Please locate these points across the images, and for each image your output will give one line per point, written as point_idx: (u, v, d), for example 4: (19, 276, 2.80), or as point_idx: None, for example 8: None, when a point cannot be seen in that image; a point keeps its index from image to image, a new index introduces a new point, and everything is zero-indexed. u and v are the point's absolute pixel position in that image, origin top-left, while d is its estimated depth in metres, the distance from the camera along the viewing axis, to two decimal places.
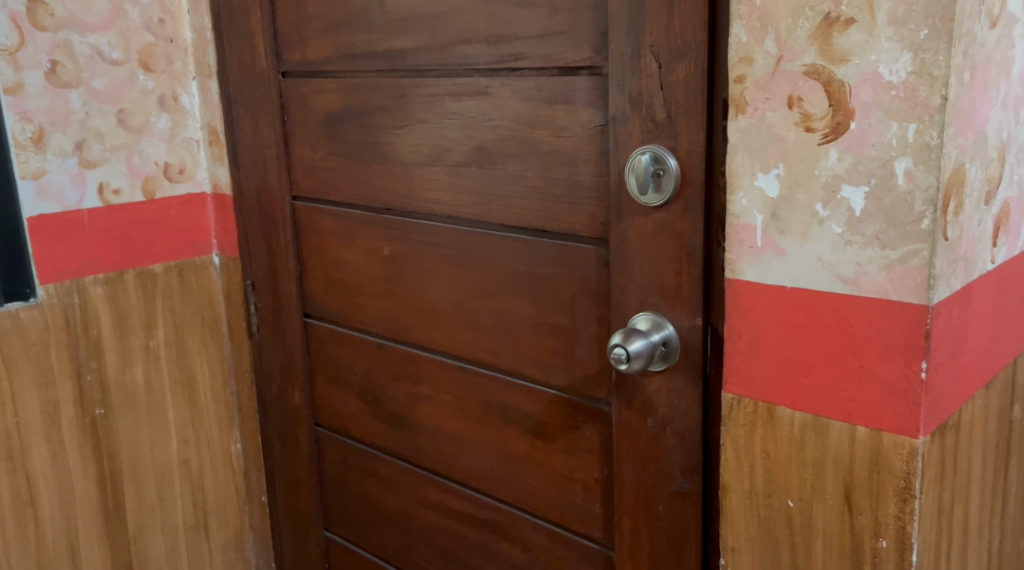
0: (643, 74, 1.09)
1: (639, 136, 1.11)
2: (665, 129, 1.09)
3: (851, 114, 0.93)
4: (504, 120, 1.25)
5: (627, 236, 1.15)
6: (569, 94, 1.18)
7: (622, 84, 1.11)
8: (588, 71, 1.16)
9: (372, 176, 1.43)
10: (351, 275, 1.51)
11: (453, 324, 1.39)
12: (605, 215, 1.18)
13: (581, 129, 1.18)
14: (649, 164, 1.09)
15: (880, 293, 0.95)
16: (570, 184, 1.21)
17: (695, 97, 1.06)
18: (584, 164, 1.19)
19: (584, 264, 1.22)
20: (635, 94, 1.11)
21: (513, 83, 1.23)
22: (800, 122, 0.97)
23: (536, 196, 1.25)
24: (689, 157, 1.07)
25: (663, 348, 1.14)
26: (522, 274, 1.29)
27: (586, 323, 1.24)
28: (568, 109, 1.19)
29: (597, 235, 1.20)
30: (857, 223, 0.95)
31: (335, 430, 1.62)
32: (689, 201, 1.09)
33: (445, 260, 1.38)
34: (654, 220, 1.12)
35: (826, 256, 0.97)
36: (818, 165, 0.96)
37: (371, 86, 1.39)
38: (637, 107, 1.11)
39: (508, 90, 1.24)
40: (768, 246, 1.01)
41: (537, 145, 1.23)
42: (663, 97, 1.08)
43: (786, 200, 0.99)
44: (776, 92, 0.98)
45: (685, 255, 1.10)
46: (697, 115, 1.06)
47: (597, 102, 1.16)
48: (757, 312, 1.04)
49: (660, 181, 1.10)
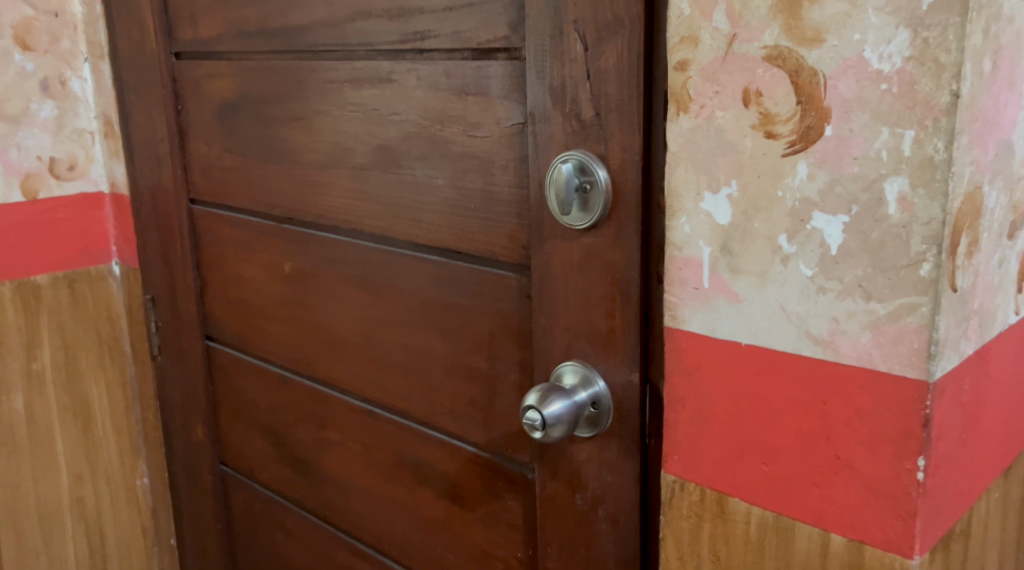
0: (566, 58, 0.84)
1: (562, 138, 0.86)
2: (593, 130, 0.84)
3: (826, 115, 0.68)
4: (410, 115, 1.01)
5: (549, 265, 0.90)
6: (483, 83, 0.94)
7: (542, 71, 0.86)
8: (504, 54, 0.91)
9: (272, 179, 1.20)
10: (252, 295, 1.29)
11: (358, 360, 1.16)
12: (526, 236, 0.94)
13: (497, 128, 0.93)
14: (573, 175, 0.84)
15: (862, 360, 0.69)
16: (485, 195, 0.96)
17: (629, 90, 0.81)
18: (502, 172, 0.94)
19: (502, 297, 0.98)
20: (557, 85, 0.86)
21: (419, 69, 0.99)
22: (759, 125, 0.72)
23: (447, 209, 1.00)
24: (624, 167, 0.83)
25: (592, 410, 0.89)
26: (434, 305, 1.05)
27: (506, 370, 0.99)
28: (482, 103, 0.94)
29: (517, 260, 0.95)
30: (832, 265, 0.69)
31: (242, 472, 1.40)
32: (624, 223, 0.84)
33: (349, 282, 1.15)
34: (581, 247, 0.87)
35: (791, 307, 0.72)
36: (783, 183, 0.71)
37: (266, 71, 1.16)
38: (561, 100, 0.86)
39: (413, 78, 0.99)
40: (718, 289, 0.76)
41: (447, 146, 0.98)
42: (590, 89, 0.83)
43: (739, 230, 0.74)
44: (728, 84, 0.73)
45: (618, 294, 0.86)
46: (633, 114, 0.81)
47: (514, 94, 0.91)
48: (703, 374, 0.79)
49: (587, 198, 0.85)
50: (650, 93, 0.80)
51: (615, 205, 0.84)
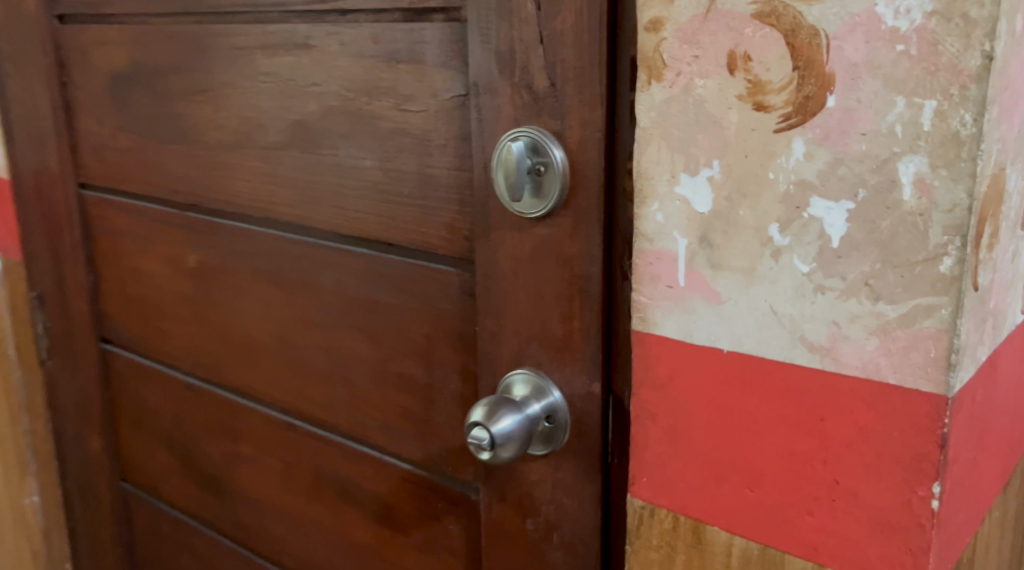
0: (516, 18, 0.73)
1: (511, 113, 0.75)
2: (548, 102, 0.73)
3: (828, 83, 0.57)
4: (332, 86, 0.88)
5: (495, 260, 0.79)
6: (418, 49, 0.81)
7: (486, 35, 0.75)
8: (441, 14, 0.79)
9: (172, 161, 1.05)
10: (152, 292, 1.14)
11: (273, 366, 1.03)
12: (469, 226, 0.82)
13: (434, 102, 0.81)
14: (525, 156, 0.73)
15: (867, 371, 0.59)
16: (421, 179, 0.84)
17: (590, 56, 0.69)
18: (440, 152, 0.82)
19: (439, 295, 0.86)
20: (505, 50, 0.74)
21: (342, 33, 0.85)
22: (747, 95, 0.61)
23: (375, 195, 0.88)
24: (585, 146, 0.71)
25: (547, 425, 0.78)
26: (359, 304, 0.92)
27: (445, 378, 0.88)
28: (416, 72, 0.82)
29: (457, 253, 0.83)
30: (834, 260, 0.59)
31: (144, 489, 1.26)
32: (584, 211, 0.73)
33: (262, 278, 1.01)
34: (534, 238, 0.76)
35: (782, 308, 0.62)
36: (775, 163, 0.61)
37: (163, 36, 1.01)
38: (509, 68, 0.74)
39: (335, 43, 0.86)
40: (696, 287, 0.66)
41: (376, 122, 0.86)
42: (544, 55, 0.72)
43: (722, 218, 0.64)
44: (710, 46, 0.62)
45: (576, 292, 0.75)
46: (595, 83, 0.70)
47: (454, 62, 0.79)
48: (677, 385, 0.68)
49: (541, 182, 0.74)
50: (615, 60, 0.69)
51: (573, 190, 0.73)
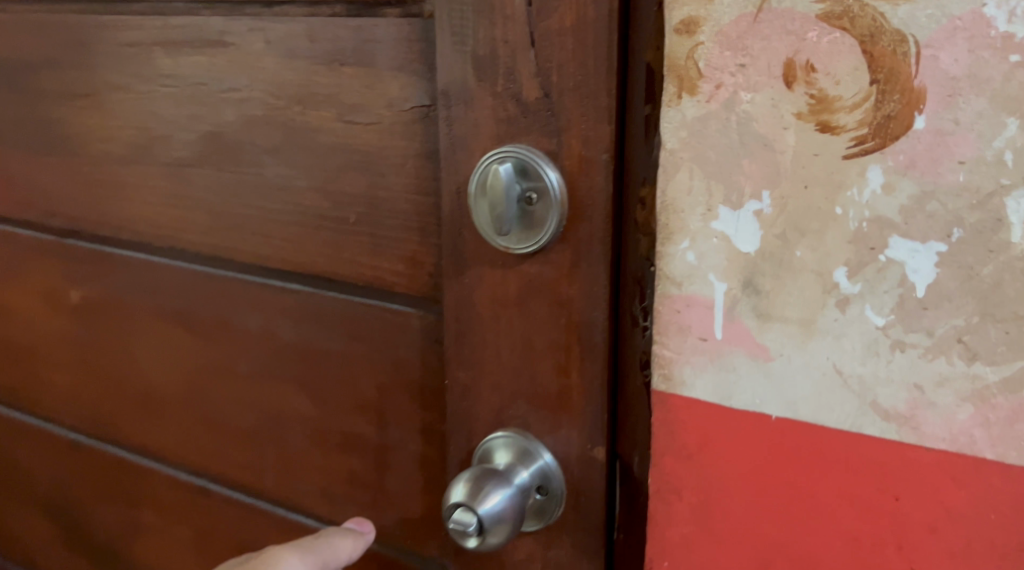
0: (498, 13, 0.56)
1: (492, 128, 0.58)
2: (540, 116, 0.57)
3: (917, 100, 0.47)
4: (255, 92, 0.72)
5: (471, 300, 0.63)
6: (367, 49, 0.67)
7: (459, 32, 0.58)
8: (397, 8, 0.65)
9: (46, 177, 0.87)
10: (24, 332, 0.95)
11: (182, 421, 0.86)
12: (433, 260, 0.69)
13: (389, 113, 0.67)
14: (515, 181, 0.57)
15: (957, 444, 0.50)
16: (369, 204, 0.70)
17: (597, 61, 0.54)
18: (396, 171, 0.68)
19: (394, 340, 0.72)
20: (483, 51, 0.58)
21: (268, 29, 0.70)
22: (809, 113, 0.50)
23: (313, 222, 0.73)
24: (588, 168, 0.56)
25: (538, 496, 0.63)
26: (293, 351, 0.77)
27: (403, 437, 0.74)
28: (365, 77, 0.67)
29: (418, 291, 0.70)
30: (917, 312, 0.49)
31: (19, 559, 1.07)
32: (586, 246, 0.57)
33: (165, 318, 0.84)
34: (521, 276, 0.60)
35: (849, 367, 0.52)
36: (843, 196, 0.50)
37: (30, 26, 0.82)
38: (489, 74, 0.58)
39: (259, 40, 0.70)
40: (736, 341, 0.55)
41: (313, 136, 0.71)
42: (535, 59, 0.56)
43: (773, 260, 0.53)
44: (761, 53, 0.51)
45: (574, 342, 0.59)
46: (601, 95, 0.54)
47: (415, 65, 0.65)
48: (711, 454, 0.57)
49: (534, 213, 0.58)
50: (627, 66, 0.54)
51: (573, 220, 0.57)
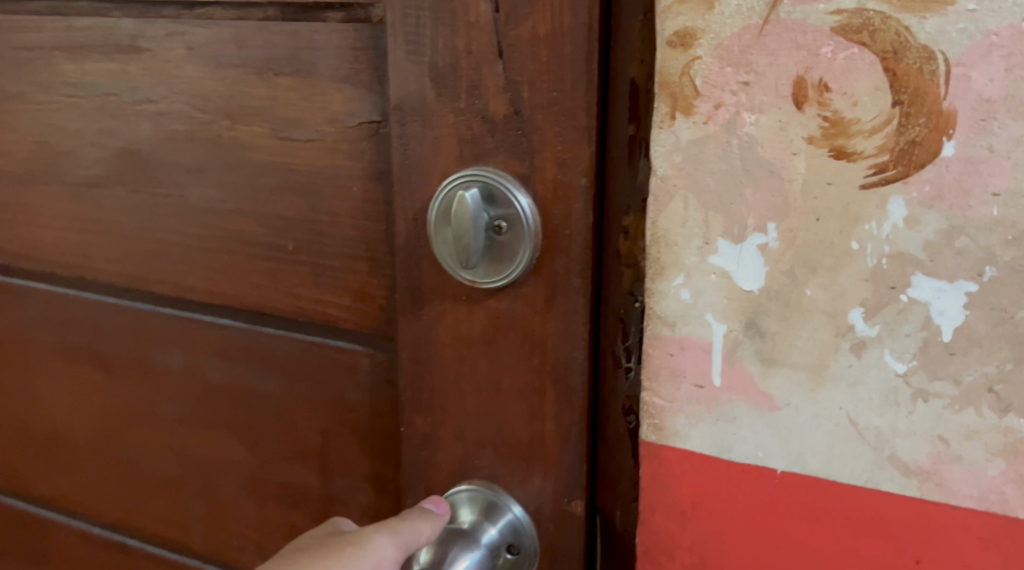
0: (461, 19, 0.50)
1: (454, 149, 0.52)
2: (509, 137, 0.50)
3: (944, 124, 0.43)
4: (175, 104, 0.61)
5: (430, 339, 0.56)
6: (307, 57, 0.56)
7: (415, 41, 0.51)
8: (341, 11, 0.55)
9: None
10: None
11: (95, 469, 0.76)
12: (388, 291, 0.59)
13: (333, 131, 0.57)
14: (482, 208, 0.51)
15: (985, 502, 0.46)
16: (309, 230, 0.60)
17: (574, 75, 0.48)
18: (339, 194, 0.58)
19: (341, 382, 0.62)
20: (444, 63, 0.51)
21: (190, 33, 0.59)
22: (821, 137, 0.45)
23: (242, 248, 0.63)
24: (565, 194, 0.50)
25: (509, 555, 0.56)
26: (222, 394, 0.67)
27: (351, 487, 0.65)
28: (304, 88, 0.57)
29: (368, 327, 0.60)
30: (943, 358, 0.45)
31: None
32: (563, 279, 0.51)
33: (71, 356, 0.73)
34: (488, 312, 0.54)
35: (865, 419, 0.47)
36: (860, 230, 0.45)
37: None
38: (450, 89, 0.51)
39: (179, 46, 0.60)
40: (736, 388, 0.50)
41: (242, 155, 0.60)
42: (503, 72, 0.50)
43: (780, 299, 0.47)
44: (767, 70, 0.45)
45: (549, 384, 0.53)
46: (580, 112, 0.49)
47: (362, 75, 0.55)
48: (707, 513, 0.52)
49: (503, 243, 0.51)
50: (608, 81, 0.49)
51: (547, 250, 0.51)
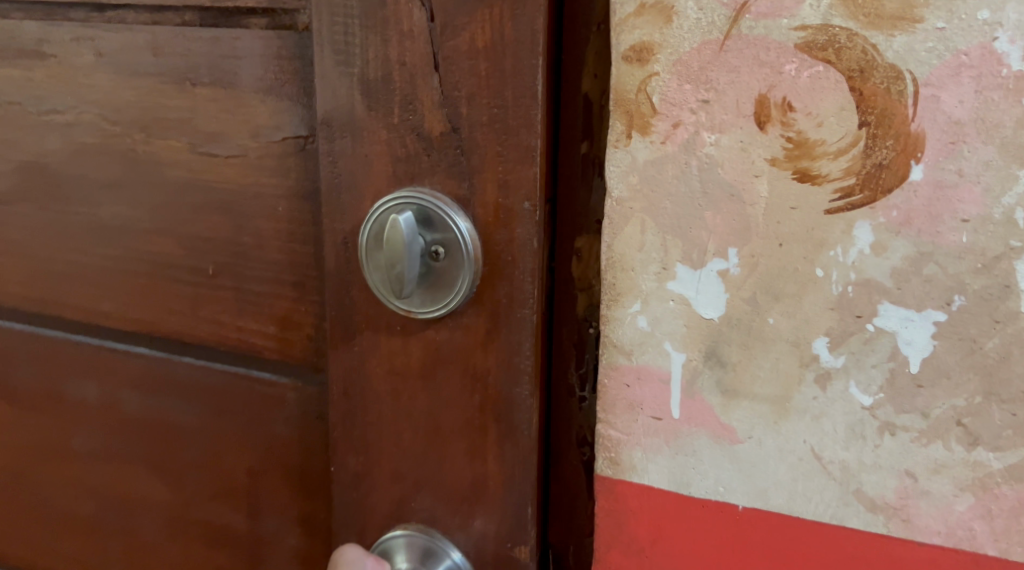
0: (393, 28, 0.46)
1: (387, 169, 0.48)
2: (447, 157, 0.46)
3: (914, 146, 0.41)
4: (84, 114, 0.57)
5: (362, 373, 0.51)
6: (231, 68, 0.53)
7: (343, 51, 0.47)
8: (264, 18, 0.52)
9: None
10: None
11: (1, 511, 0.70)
12: (315, 320, 0.55)
13: (257, 145, 0.54)
14: (418, 233, 0.47)
15: (954, 538, 0.44)
16: (232, 252, 0.56)
17: (517, 92, 0.45)
18: (264, 214, 0.55)
19: (270, 417, 0.58)
20: (375, 75, 0.47)
21: (99, 38, 0.55)
22: (785, 159, 0.43)
23: (159, 274, 0.58)
24: (508, 218, 0.46)
25: None
26: (143, 428, 0.63)
27: (280, 528, 0.60)
28: (225, 99, 0.53)
29: (296, 358, 0.57)
30: (911, 391, 0.43)
31: None
32: (507, 309, 0.47)
33: None
34: (426, 344, 0.49)
35: (830, 452, 0.45)
36: (825, 255, 0.43)
37: None
38: (381, 103, 0.47)
39: (89, 52, 0.56)
40: (696, 421, 0.47)
41: (160, 171, 0.56)
42: (439, 86, 0.46)
43: (742, 328, 0.45)
44: (728, 88, 0.43)
45: (491, 422, 0.49)
46: (523, 132, 0.45)
47: (288, 86, 0.52)
48: (665, 550, 0.49)
49: (441, 272, 0.47)
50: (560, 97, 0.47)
51: (490, 279, 0.47)
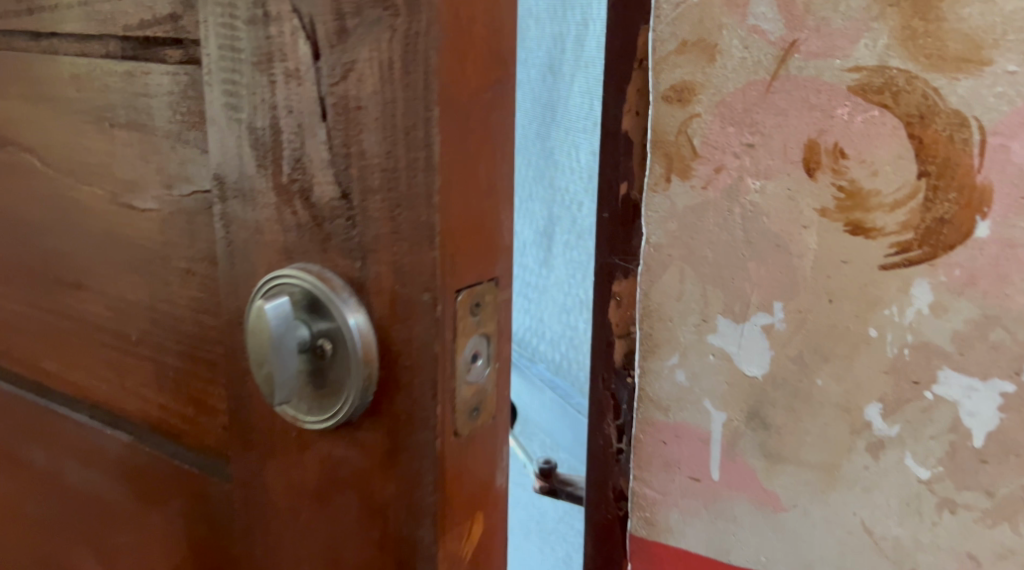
0: (277, 64, 0.32)
1: (278, 241, 0.33)
2: (337, 228, 0.32)
3: (980, 200, 0.37)
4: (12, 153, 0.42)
5: (262, 479, 0.36)
6: (142, 89, 0.36)
7: (235, 96, 0.33)
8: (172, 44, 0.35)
9: None
10: None
11: None
12: (228, 408, 0.37)
13: (164, 195, 0.37)
14: (296, 320, 0.32)
15: None
16: (148, 318, 0.39)
17: (410, 152, 0.30)
18: (176, 278, 0.38)
19: (193, 529, 0.40)
20: (263, 124, 0.33)
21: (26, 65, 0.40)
22: (836, 210, 0.39)
23: (79, 327, 0.42)
24: (406, 315, 0.31)
25: None
26: (82, 525, 0.45)
27: None
28: (139, 145, 0.37)
29: (212, 449, 0.39)
30: (973, 466, 0.39)
31: None
32: (405, 428, 0.32)
33: None
34: (321, 457, 0.34)
35: (882, 528, 0.42)
36: (879, 315, 0.40)
37: None
38: (270, 157, 0.33)
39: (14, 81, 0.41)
40: (738, 485, 0.44)
41: (76, 224, 0.40)
42: (327, 142, 0.31)
43: (788, 389, 0.42)
44: (775, 132, 0.40)
45: (388, 561, 0.33)
46: (419, 208, 0.30)
47: (195, 131, 0.35)
48: None
49: (324, 374, 0.32)
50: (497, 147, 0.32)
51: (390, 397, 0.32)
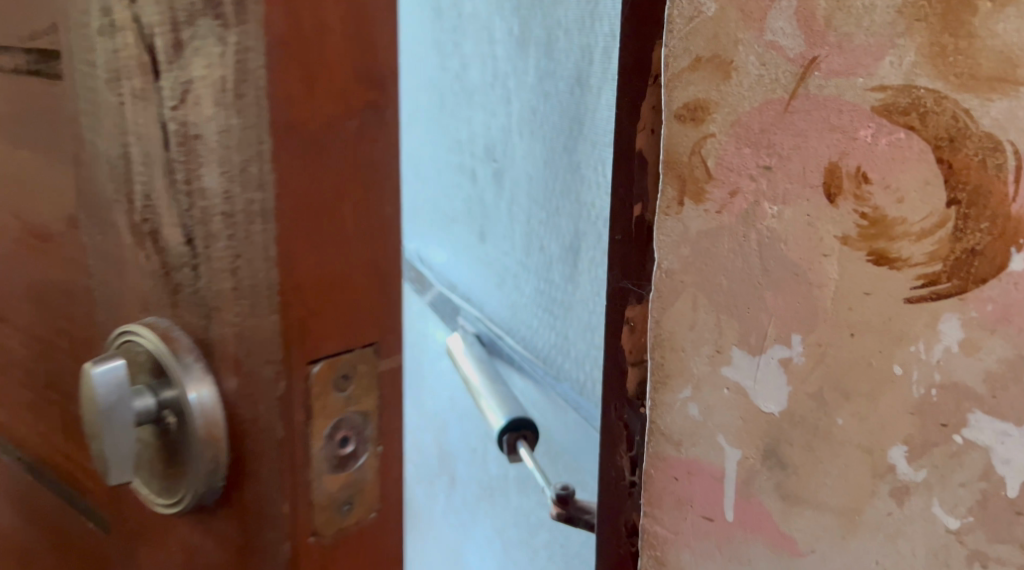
0: (127, 87, 0.35)
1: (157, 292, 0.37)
2: (184, 280, 0.35)
3: (1015, 231, 0.34)
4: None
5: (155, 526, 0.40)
6: (74, 131, 0.39)
7: (119, 121, 0.36)
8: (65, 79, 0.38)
9: None
10: None
11: None
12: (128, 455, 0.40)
13: (86, 223, 0.40)
14: (144, 389, 0.35)
15: None
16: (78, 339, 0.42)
17: (244, 189, 0.32)
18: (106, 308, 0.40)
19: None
20: (137, 159, 0.36)
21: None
22: (858, 238, 0.37)
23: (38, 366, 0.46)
24: (248, 384, 0.34)
25: None
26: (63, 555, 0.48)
27: None
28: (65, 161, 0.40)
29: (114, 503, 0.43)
30: (1008, 518, 0.36)
31: None
32: (254, 510, 0.35)
33: None
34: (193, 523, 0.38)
35: None
36: (904, 351, 0.37)
37: None
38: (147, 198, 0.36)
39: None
40: (753, 526, 0.42)
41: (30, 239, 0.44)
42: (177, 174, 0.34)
43: (807, 427, 0.39)
44: (794, 154, 0.37)
45: None
46: (258, 262, 0.32)
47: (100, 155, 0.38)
48: None
49: (176, 443, 0.35)
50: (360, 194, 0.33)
51: (240, 466, 0.35)
